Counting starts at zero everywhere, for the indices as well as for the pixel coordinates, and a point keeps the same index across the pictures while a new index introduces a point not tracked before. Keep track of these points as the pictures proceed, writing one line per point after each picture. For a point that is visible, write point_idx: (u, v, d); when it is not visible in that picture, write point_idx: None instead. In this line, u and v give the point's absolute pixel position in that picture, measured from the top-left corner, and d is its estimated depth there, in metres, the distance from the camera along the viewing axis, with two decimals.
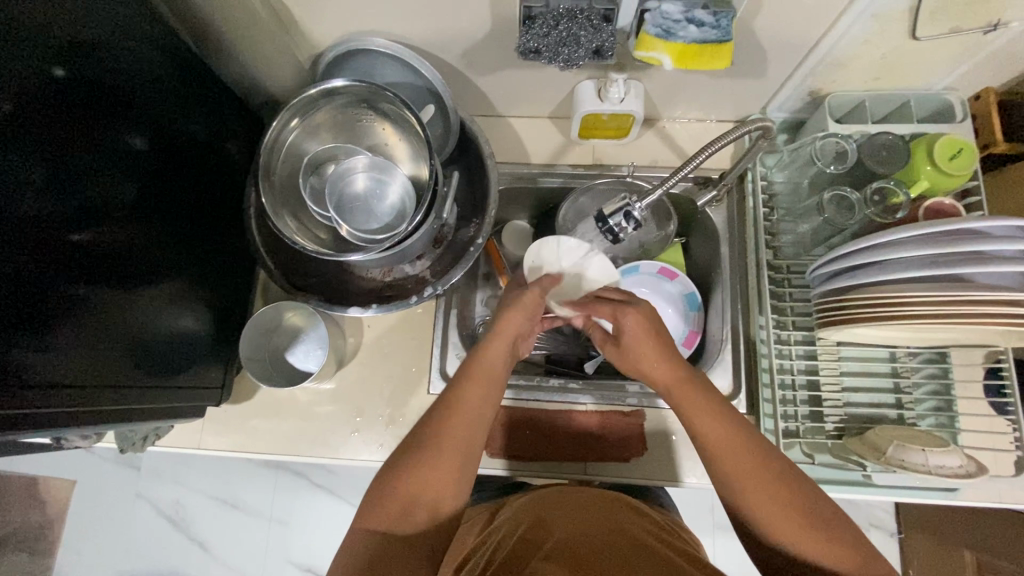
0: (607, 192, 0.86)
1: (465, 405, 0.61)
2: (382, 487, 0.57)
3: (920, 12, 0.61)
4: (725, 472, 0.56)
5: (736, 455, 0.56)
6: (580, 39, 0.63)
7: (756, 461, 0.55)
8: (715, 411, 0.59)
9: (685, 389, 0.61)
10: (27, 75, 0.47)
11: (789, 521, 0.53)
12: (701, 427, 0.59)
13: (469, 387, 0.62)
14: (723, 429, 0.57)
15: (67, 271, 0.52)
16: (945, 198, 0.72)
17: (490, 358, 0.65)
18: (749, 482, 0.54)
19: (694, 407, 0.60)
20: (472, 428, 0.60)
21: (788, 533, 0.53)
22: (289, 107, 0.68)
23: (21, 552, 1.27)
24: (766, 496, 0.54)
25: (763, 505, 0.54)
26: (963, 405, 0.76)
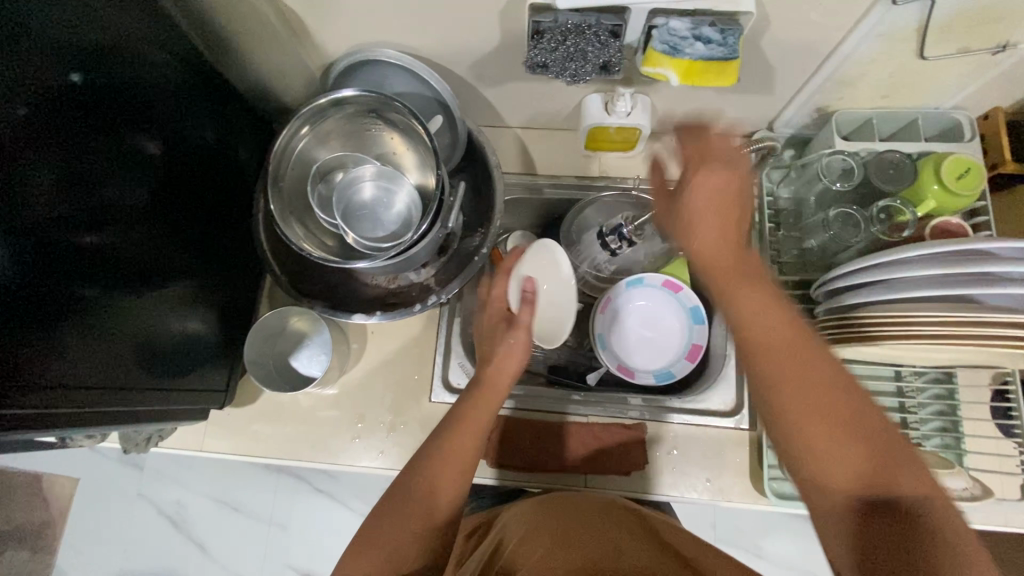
0: (613, 205, 0.90)
1: (451, 456, 0.60)
2: (366, 538, 0.59)
3: (928, 33, 0.61)
4: (767, 366, 0.52)
5: (785, 355, 0.51)
6: (588, 55, 0.64)
7: (806, 363, 0.51)
8: (766, 300, 0.54)
9: (731, 268, 0.57)
10: (44, 80, 0.48)
11: (824, 425, 0.49)
12: (743, 309, 0.55)
13: (465, 425, 0.62)
14: (769, 315, 0.53)
15: (77, 273, 0.53)
16: (953, 218, 0.71)
17: (485, 400, 0.63)
18: (789, 380, 0.51)
19: (743, 292, 0.55)
20: (459, 478, 0.61)
21: (829, 440, 0.49)
22: (300, 115, 0.69)
23: (22, 549, 1.28)
24: (810, 396, 0.50)
25: (792, 402, 0.50)
26: (969, 426, 0.75)
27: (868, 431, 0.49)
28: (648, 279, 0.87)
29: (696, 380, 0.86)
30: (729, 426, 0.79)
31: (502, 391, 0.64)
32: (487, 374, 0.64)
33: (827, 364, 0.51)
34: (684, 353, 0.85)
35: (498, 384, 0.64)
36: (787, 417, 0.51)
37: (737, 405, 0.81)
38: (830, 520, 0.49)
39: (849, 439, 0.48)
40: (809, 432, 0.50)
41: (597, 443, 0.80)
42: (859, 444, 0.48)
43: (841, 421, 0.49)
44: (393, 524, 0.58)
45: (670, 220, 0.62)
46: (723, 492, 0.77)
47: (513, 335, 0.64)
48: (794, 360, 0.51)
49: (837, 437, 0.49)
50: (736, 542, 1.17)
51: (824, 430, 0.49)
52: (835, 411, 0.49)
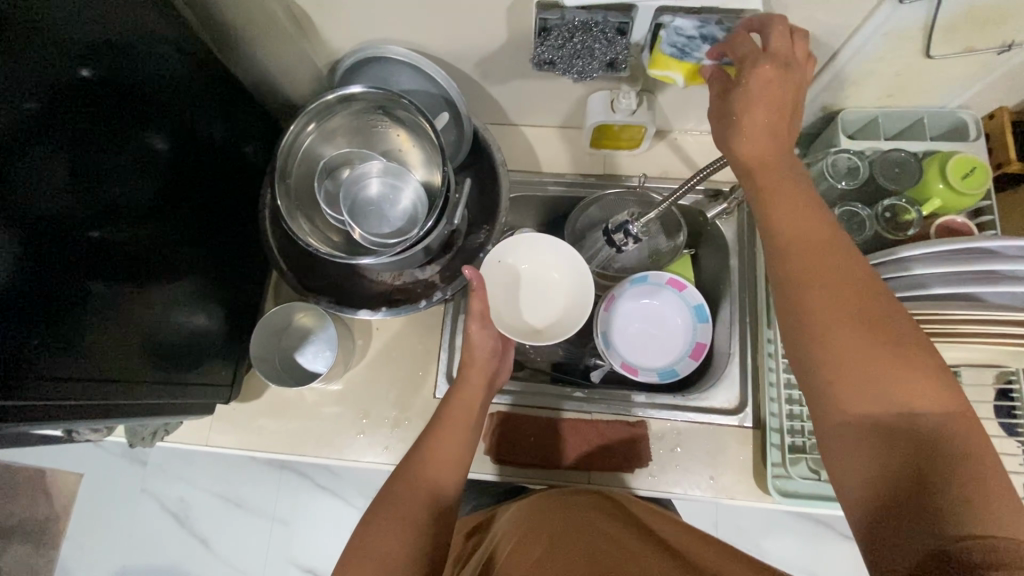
0: (617, 203, 0.89)
1: (437, 449, 0.65)
2: (357, 545, 0.57)
3: (934, 32, 0.61)
4: (794, 264, 0.50)
5: (814, 257, 0.50)
6: (595, 52, 0.64)
7: (838, 269, 0.49)
8: (803, 205, 0.52)
9: (775, 169, 0.54)
10: (52, 74, 0.48)
11: (857, 334, 0.46)
12: (778, 214, 0.52)
13: (447, 419, 0.68)
14: (808, 223, 0.51)
15: (84, 266, 0.53)
16: (958, 217, 0.72)
17: (463, 395, 0.70)
18: (817, 280, 0.49)
19: (779, 194, 0.53)
20: (445, 473, 0.64)
21: (856, 347, 0.46)
22: (307, 111, 0.69)
23: (27, 543, 1.29)
24: (837, 300, 0.48)
25: (825, 311, 0.48)
26: (974, 425, 0.75)
27: (902, 342, 0.45)
28: (652, 278, 0.87)
29: (700, 378, 0.86)
30: (731, 424, 0.79)
31: (481, 389, 0.71)
32: (465, 372, 0.71)
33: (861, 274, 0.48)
34: (689, 351, 0.86)
35: (475, 378, 0.71)
36: (809, 319, 0.48)
37: (741, 403, 0.81)
38: (839, 441, 0.46)
39: (879, 349, 0.45)
40: (832, 338, 0.47)
41: (599, 439, 0.80)
42: (889, 354, 0.45)
43: (870, 329, 0.46)
44: (385, 527, 0.58)
45: (716, 118, 0.57)
46: (726, 490, 0.77)
47: (474, 330, 0.71)
48: (824, 263, 0.49)
49: (864, 344, 0.46)
50: (737, 542, 1.17)
51: (850, 334, 0.46)
52: (865, 319, 0.47)
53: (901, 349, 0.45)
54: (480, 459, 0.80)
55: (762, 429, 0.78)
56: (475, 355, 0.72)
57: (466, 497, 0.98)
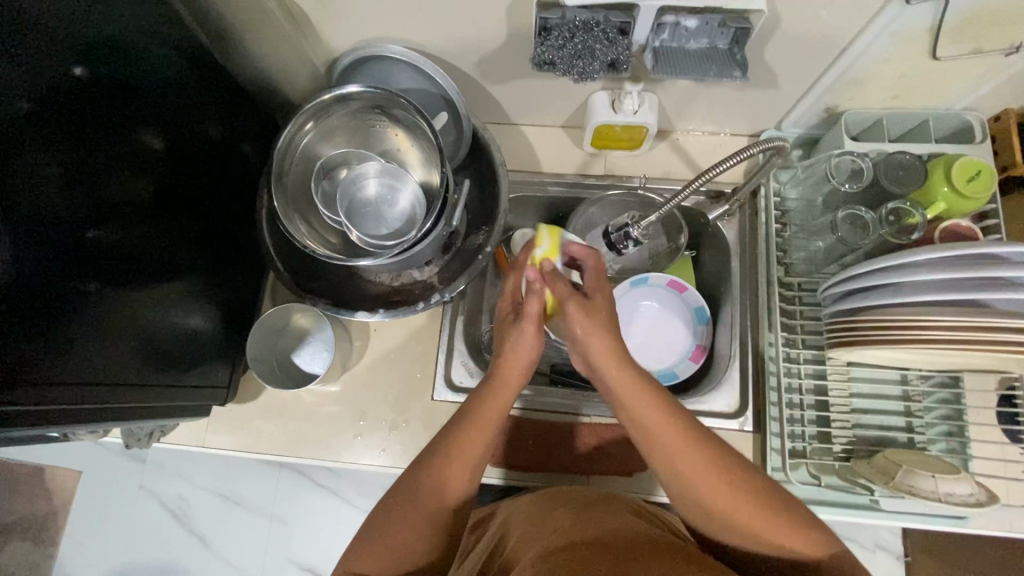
0: (618, 204, 0.88)
1: (460, 455, 0.59)
2: (371, 536, 0.57)
3: (941, 33, 0.61)
4: (666, 462, 0.56)
5: (676, 449, 0.56)
6: (596, 52, 0.62)
7: (690, 442, 0.56)
8: (648, 388, 0.58)
9: (621, 366, 0.60)
10: (46, 73, 0.47)
11: (717, 494, 0.54)
12: (635, 411, 0.58)
13: (477, 421, 0.61)
14: (652, 406, 0.57)
15: (80, 268, 0.53)
16: (963, 220, 0.71)
17: (498, 399, 0.62)
18: (675, 454, 0.56)
19: (633, 390, 0.58)
20: (464, 477, 0.59)
21: (726, 510, 0.54)
22: (304, 111, 0.68)
23: (26, 540, 1.29)
24: (693, 467, 0.55)
25: (688, 473, 0.55)
26: (976, 431, 0.74)
27: (758, 499, 0.54)
28: (653, 279, 0.88)
29: (700, 380, 0.86)
30: (729, 427, 0.78)
31: (516, 390, 0.63)
32: (501, 371, 0.63)
33: (702, 437, 0.57)
34: (688, 353, 0.86)
35: (514, 380, 0.63)
36: (682, 484, 0.56)
37: (741, 407, 0.79)
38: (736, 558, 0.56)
39: (747, 509, 0.53)
40: (709, 505, 0.55)
41: (597, 441, 0.80)
42: (755, 512, 0.53)
43: (737, 496, 0.54)
44: (396, 523, 0.56)
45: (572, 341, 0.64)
46: None
47: (524, 333, 0.62)
48: (670, 436, 0.56)
49: (731, 506, 0.54)
50: None
51: (718, 499, 0.54)
52: (723, 483, 0.54)
53: (755, 499, 0.54)
54: None
55: (762, 433, 0.78)
56: (517, 355, 0.63)
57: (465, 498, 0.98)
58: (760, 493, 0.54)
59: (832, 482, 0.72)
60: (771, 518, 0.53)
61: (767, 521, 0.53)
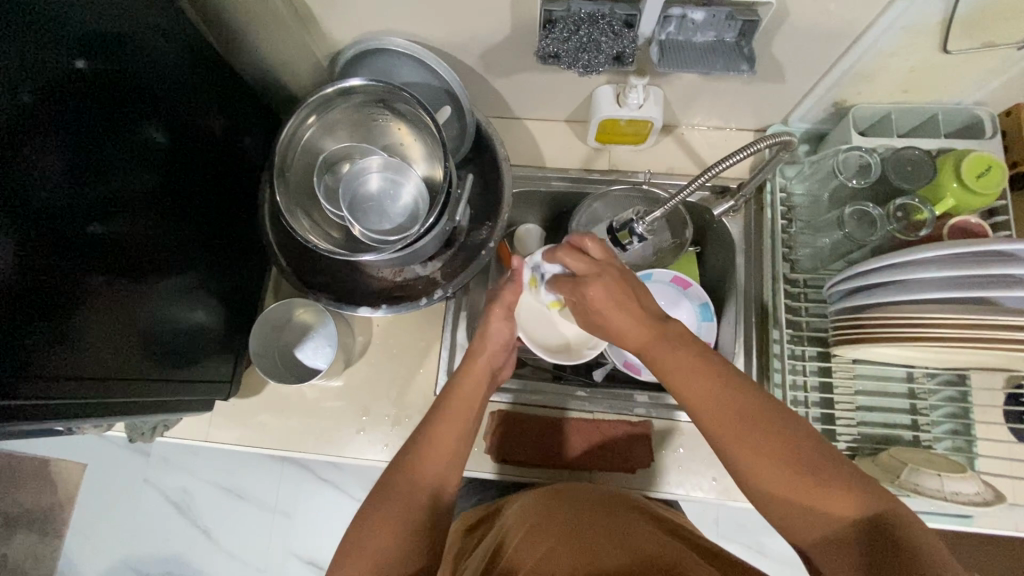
0: (622, 200, 0.86)
1: (436, 437, 0.61)
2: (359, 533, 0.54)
3: (952, 25, 0.60)
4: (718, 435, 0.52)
5: (716, 408, 0.52)
6: (602, 45, 0.61)
7: (732, 401, 0.51)
8: (677, 350, 0.55)
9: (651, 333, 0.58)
10: (49, 66, 0.47)
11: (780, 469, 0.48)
12: (678, 384, 0.55)
13: (450, 405, 0.63)
14: (699, 377, 0.53)
15: (82, 260, 0.53)
16: (972, 217, 0.70)
17: (468, 381, 0.66)
18: (716, 413, 0.52)
19: (664, 352, 0.56)
20: (450, 461, 0.61)
21: (770, 476, 0.49)
22: (307, 104, 0.68)
23: (31, 532, 1.29)
24: (734, 424, 0.51)
25: (746, 449, 0.50)
26: (982, 430, 0.74)
27: (804, 462, 0.48)
28: (657, 275, 0.87)
29: None
30: None
31: (484, 375, 0.67)
32: (469, 361, 0.68)
33: (739, 393, 0.52)
34: None
35: (479, 366, 0.67)
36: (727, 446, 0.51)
37: None
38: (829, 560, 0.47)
39: (788, 469, 0.48)
40: (751, 466, 0.50)
41: (600, 437, 0.80)
42: (797, 472, 0.48)
43: (777, 453, 0.49)
44: (386, 517, 0.55)
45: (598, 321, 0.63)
46: (729, 491, 0.77)
47: (495, 321, 0.70)
48: (705, 393, 0.53)
49: (777, 472, 0.48)
50: (738, 538, 1.17)
51: (760, 459, 0.49)
52: (766, 442, 0.49)
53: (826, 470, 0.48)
54: (481, 457, 0.80)
55: None
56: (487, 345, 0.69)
57: (467, 493, 0.98)
58: (804, 453, 0.49)
59: None
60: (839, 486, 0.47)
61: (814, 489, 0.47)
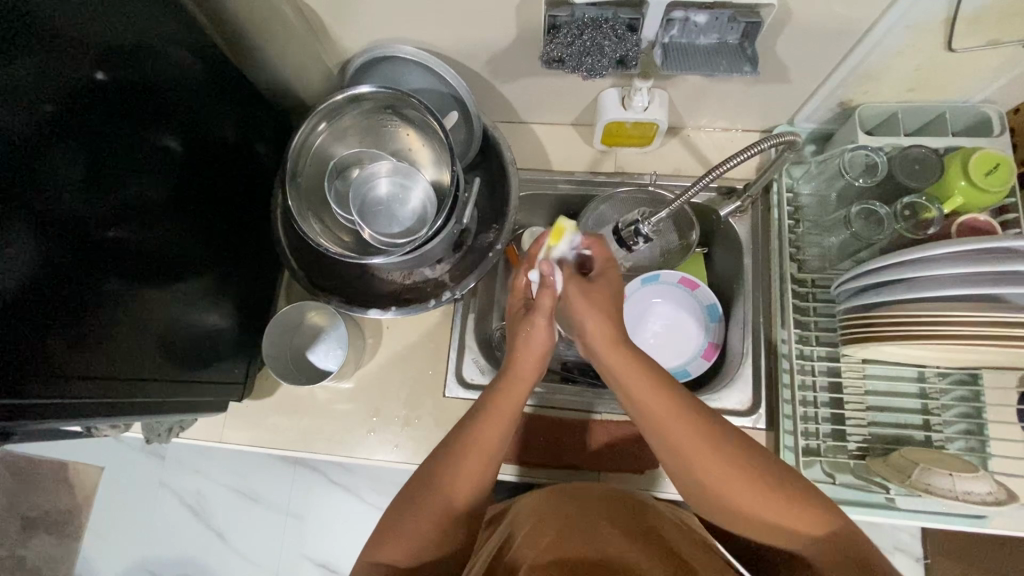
0: (629, 201, 0.87)
1: (477, 446, 0.58)
2: (386, 528, 0.57)
3: (957, 24, 0.60)
4: (690, 467, 0.56)
5: (693, 441, 0.55)
6: (605, 49, 0.62)
7: (708, 434, 0.55)
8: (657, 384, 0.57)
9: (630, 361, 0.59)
10: (70, 77, 0.49)
11: (760, 499, 0.53)
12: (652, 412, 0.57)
13: (490, 411, 0.60)
14: (670, 408, 0.56)
15: (100, 265, 0.54)
16: (980, 215, 0.69)
17: (512, 394, 0.61)
18: (690, 447, 0.55)
19: (642, 380, 0.58)
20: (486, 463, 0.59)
21: (748, 503, 0.54)
22: (317, 111, 0.70)
23: (50, 533, 1.32)
24: (708, 462, 0.55)
25: (722, 482, 0.54)
26: (996, 430, 0.73)
27: (779, 490, 0.53)
28: (664, 276, 0.88)
29: (712, 379, 0.85)
30: (746, 426, 0.77)
31: (531, 379, 0.63)
32: (514, 364, 0.62)
33: (716, 428, 0.56)
34: (701, 351, 0.86)
35: (525, 374, 0.62)
36: (701, 471, 0.55)
37: (754, 404, 0.78)
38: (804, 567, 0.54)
39: (796, 513, 0.53)
40: (725, 499, 0.55)
41: (609, 438, 0.80)
42: (773, 498, 0.53)
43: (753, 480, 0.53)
44: (411, 518, 0.56)
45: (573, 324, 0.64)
46: None
47: (536, 326, 0.62)
48: (680, 426, 0.55)
49: (755, 500, 0.53)
50: None
51: (734, 482, 0.54)
52: (739, 471, 0.54)
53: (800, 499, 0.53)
54: None
55: (775, 431, 0.77)
56: (531, 349, 0.62)
57: None
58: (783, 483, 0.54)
59: (847, 481, 0.71)
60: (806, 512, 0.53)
61: (793, 513, 0.53)
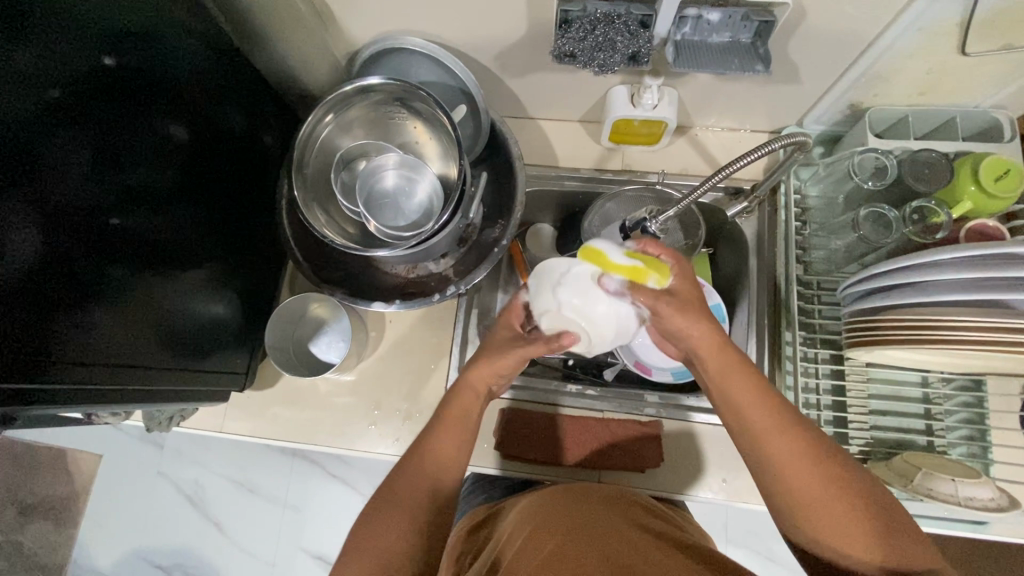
0: (635, 199, 0.85)
1: (443, 438, 0.60)
2: (359, 539, 0.55)
3: (971, 27, 0.60)
4: (773, 459, 0.51)
5: (782, 441, 0.51)
6: (617, 44, 0.61)
7: (791, 435, 0.51)
8: (758, 381, 0.54)
9: (726, 358, 0.56)
10: (78, 63, 0.49)
11: (828, 498, 0.49)
12: (742, 398, 0.54)
13: (453, 411, 0.62)
14: (766, 402, 0.53)
15: (105, 253, 0.54)
16: (990, 220, 0.69)
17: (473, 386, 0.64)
18: (780, 441, 0.51)
19: (737, 380, 0.55)
20: (448, 472, 0.59)
21: (817, 499, 0.49)
22: (325, 102, 0.69)
23: (47, 520, 1.32)
24: (790, 452, 0.51)
25: (801, 477, 0.50)
26: (999, 436, 0.73)
27: (844, 491, 0.50)
28: None
29: None
30: None
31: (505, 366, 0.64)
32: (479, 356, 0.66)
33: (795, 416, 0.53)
34: None
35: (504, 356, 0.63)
36: (780, 475, 0.51)
37: None
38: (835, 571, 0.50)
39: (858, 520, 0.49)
40: (797, 493, 0.50)
41: (610, 436, 0.80)
42: (842, 504, 0.49)
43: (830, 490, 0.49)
44: (383, 525, 0.54)
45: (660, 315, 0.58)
46: (738, 492, 0.76)
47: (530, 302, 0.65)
48: (763, 408, 0.53)
49: (824, 497, 0.49)
50: (749, 544, 1.15)
51: (811, 490, 0.50)
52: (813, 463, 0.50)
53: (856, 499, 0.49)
54: (490, 454, 0.80)
55: None
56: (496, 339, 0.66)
57: (477, 490, 0.98)
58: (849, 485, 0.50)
59: None
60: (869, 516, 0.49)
61: (853, 515, 0.49)
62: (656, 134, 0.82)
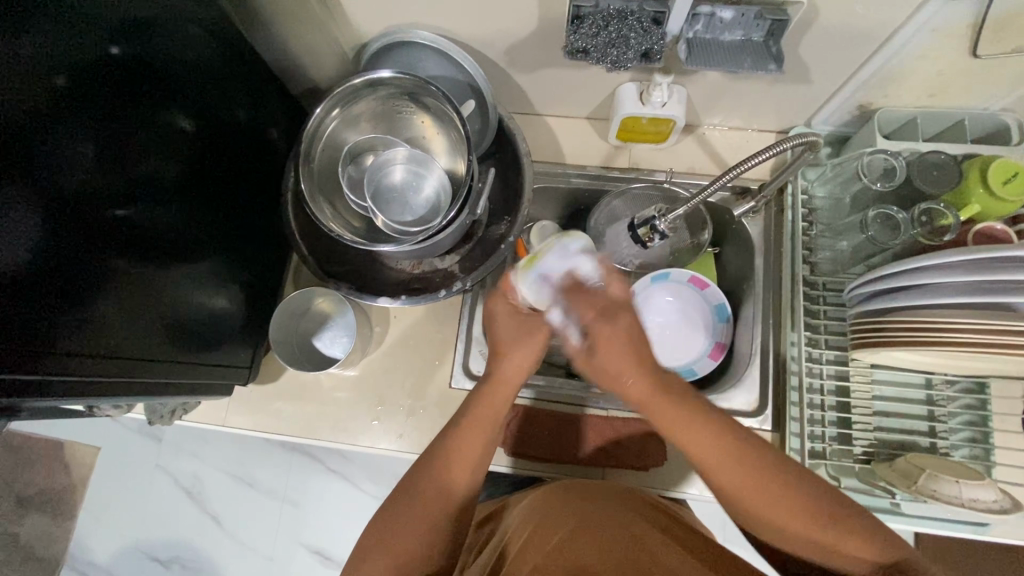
0: (642, 198, 0.87)
1: (465, 443, 0.58)
2: (377, 537, 0.56)
3: (983, 29, 0.59)
4: (733, 494, 0.53)
5: (736, 480, 0.52)
6: (630, 41, 0.61)
7: (747, 472, 0.52)
8: (704, 426, 0.52)
9: (664, 403, 0.54)
10: (86, 51, 0.48)
11: (800, 521, 0.51)
12: (691, 444, 0.53)
13: (475, 414, 0.58)
14: (714, 445, 0.52)
15: (108, 244, 0.53)
16: (997, 224, 0.69)
17: (497, 393, 0.59)
18: (735, 480, 0.52)
19: (671, 422, 0.54)
20: (467, 477, 0.58)
21: (786, 524, 0.51)
22: (334, 95, 0.69)
23: (44, 512, 1.31)
24: (751, 487, 0.52)
25: (765, 508, 0.52)
26: (1001, 438, 0.73)
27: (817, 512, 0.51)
28: (675, 274, 0.88)
29: (719, 377, 0.85)
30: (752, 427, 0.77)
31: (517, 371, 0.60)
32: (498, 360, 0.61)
33: (750, 454, 0.52)
34: (707, 351, 0.85)
35: (512, 363, 0.60)
36: (745, 506, 0.53)
37: (760, 405, 0.78)
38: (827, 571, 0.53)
39: (839, 535, 0.50)
40: (764, 521, 0.52)
41: (613, 434, 0.80)
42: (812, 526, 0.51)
43: (782, 505, 0.51)
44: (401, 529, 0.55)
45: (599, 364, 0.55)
46: None
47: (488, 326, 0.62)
48: (711, 450, 0.52)
49: (795, 521, 0.51)
50: (747, 543, 1.15)
51: (772, 515, 0.52)
52: (780, 491, 0.51)
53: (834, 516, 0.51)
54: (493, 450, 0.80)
55: (781, 433, 0.77)
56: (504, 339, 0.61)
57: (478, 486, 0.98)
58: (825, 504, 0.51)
59: (852, 485, 0.71)
60: (844, 535, 0.50)
61: (830, 533, 0.51)
62: (664, 134, 0.81)
